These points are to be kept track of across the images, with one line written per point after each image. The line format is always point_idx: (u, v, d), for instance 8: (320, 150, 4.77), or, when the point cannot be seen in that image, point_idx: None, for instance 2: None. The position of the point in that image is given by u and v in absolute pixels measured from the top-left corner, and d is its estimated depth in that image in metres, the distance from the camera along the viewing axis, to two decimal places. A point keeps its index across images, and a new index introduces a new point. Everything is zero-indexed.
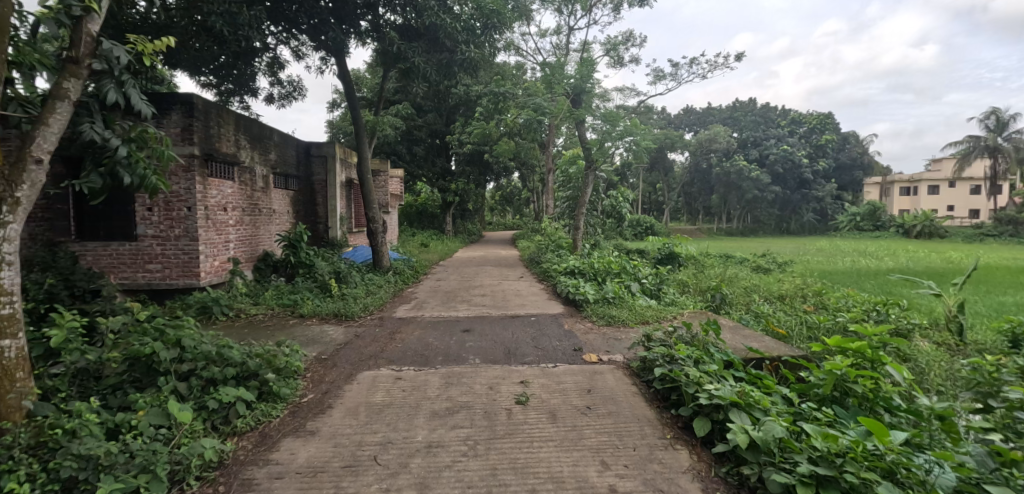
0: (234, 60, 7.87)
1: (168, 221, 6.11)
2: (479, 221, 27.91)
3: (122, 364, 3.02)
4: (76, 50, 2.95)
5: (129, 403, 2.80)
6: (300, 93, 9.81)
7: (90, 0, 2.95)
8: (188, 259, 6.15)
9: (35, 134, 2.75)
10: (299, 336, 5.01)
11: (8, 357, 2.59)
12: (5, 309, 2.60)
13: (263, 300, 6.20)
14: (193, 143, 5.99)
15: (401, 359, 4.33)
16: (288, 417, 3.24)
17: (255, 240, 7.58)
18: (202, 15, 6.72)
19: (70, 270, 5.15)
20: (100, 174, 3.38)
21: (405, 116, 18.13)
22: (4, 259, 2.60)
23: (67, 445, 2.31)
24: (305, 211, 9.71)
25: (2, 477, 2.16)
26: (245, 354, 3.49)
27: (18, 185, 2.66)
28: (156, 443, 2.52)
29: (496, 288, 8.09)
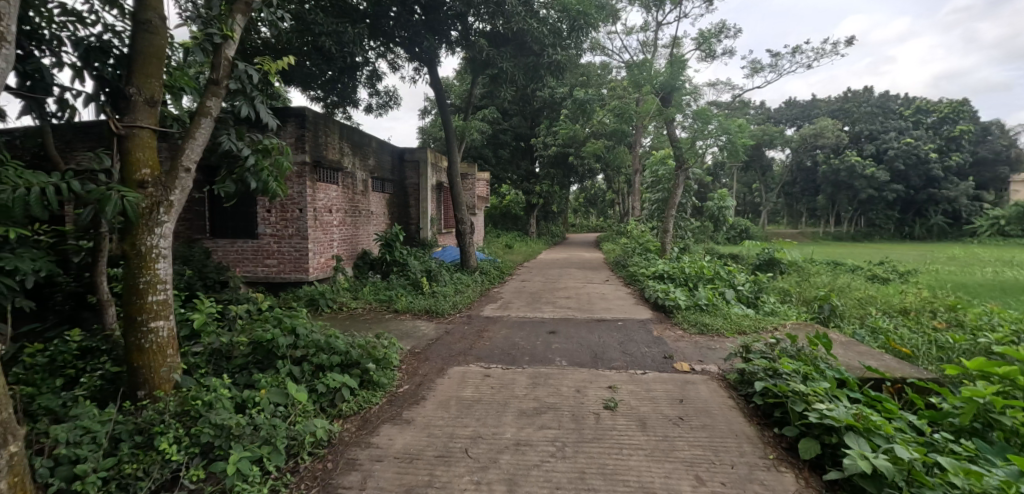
0: (339, 74, 8.58)
1: (283, 221, 6.80)
2: (561, 223, 27.87)
3: (247, 347, 3.40)
4: (217, 72, 3.39)
5: (253, 381, 3.16)
6: (395, 102, 10.44)
7: (229, 29, 3.37)
8: (299, 256, 6.81)
9: (185, 146, 3.19)
10: (394, 330, 5.33)
11: (162, 335, 3.02)
12: (160, 295, 3.02)
13: (361, 295, 6.68)
14: (304, 151, 6.61)
15: (489, 356, 4.44)
16: (386, 405, 3.46)
17: (355, 239, 8.20)
18: (313, 35, 7.44)
19: (205, 264, 5.91)
20: (234, 181, 3.84)
21: (491, 121, 18.60)
22: (160, 253, 3.03)
23: (206, 414, 2.65)
24: (399, 213, 10.32)
25: (157, 438, 2.54)
26: (349, 344, 3.78)
27: (172, 190, 3.11)
28: (276, 419, 2.83)
29: (581, 290, 8.01)
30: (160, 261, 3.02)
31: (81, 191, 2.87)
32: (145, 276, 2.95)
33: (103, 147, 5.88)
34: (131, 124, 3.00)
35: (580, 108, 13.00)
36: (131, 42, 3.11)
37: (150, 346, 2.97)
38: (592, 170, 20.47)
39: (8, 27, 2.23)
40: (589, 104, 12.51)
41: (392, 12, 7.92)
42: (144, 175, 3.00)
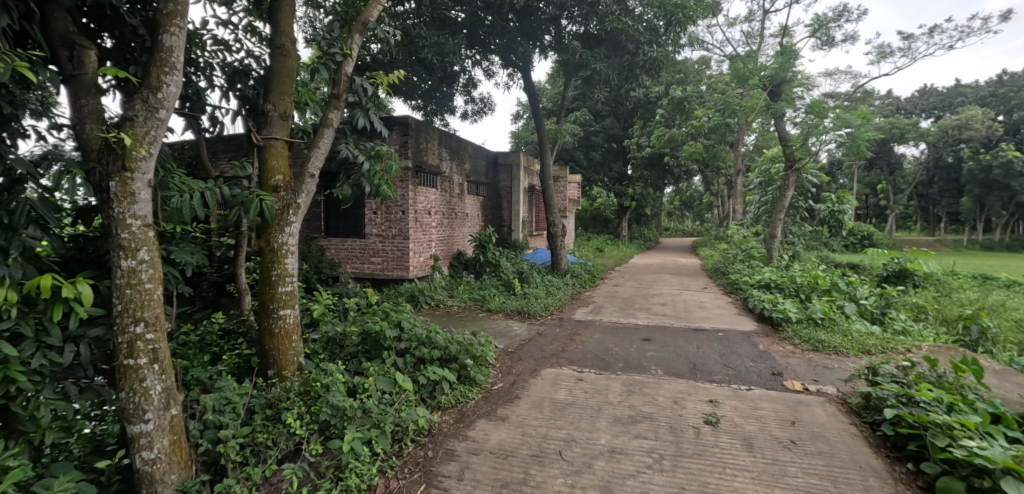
0: (438, 83, 9.06)
1: (388, 222, 7.33)
2: (655, 227, 26.88)
3: (357, 337, 3.70)
4: (338, 87, 3.75)
5: (363, 369, 3.44)
6: (489, 108, 10.78)
7: (348, 48, 3.72)
8: (401, 255, 7.29)
9: (310, 155, 3.57)
10: (489, 328, 5.50)
11: (288, 322, 3.37)
12: (287, 287, 3.38)
13: (457, 293, 6.98)
14: (408, 157, 7.08)
15: (582, 360, 4.42)
16: (482, 401, 3.59)
17: (451, 240, 8.59)
18: (417, 48, 7.93)
19: (321, 260, 6.55)
20: (351, 185, 4.22)
21: (583, 123, 18.47)
22: (288, 249, 3.39)
23: (325, 396, 2.94)
24: (492, 215, 10.63)
25: (284, 413, 2.87)
26: (448, 339, 3.98)
27: (299, 193, 3.46)
28: (383, 405, 3.06)
29: (676, 297, 7.66)
30: (288, 256, 3.39)
31: (229, 195, 3.33)
32: (277, 268, 3.34)
33: (244, 158, 6.76)
34: (268, 136, 3.43)
35: (677, 108, 12.47)
36: (269, 64, 3.56)
37: (279, 331, 3.33)
38: (688, 172, 19.50)
39: (178, 57, 2.66)
40: (687, 103, 11.96)
41: (488, 20, 8.16)
42: (277, 181, 3.43)
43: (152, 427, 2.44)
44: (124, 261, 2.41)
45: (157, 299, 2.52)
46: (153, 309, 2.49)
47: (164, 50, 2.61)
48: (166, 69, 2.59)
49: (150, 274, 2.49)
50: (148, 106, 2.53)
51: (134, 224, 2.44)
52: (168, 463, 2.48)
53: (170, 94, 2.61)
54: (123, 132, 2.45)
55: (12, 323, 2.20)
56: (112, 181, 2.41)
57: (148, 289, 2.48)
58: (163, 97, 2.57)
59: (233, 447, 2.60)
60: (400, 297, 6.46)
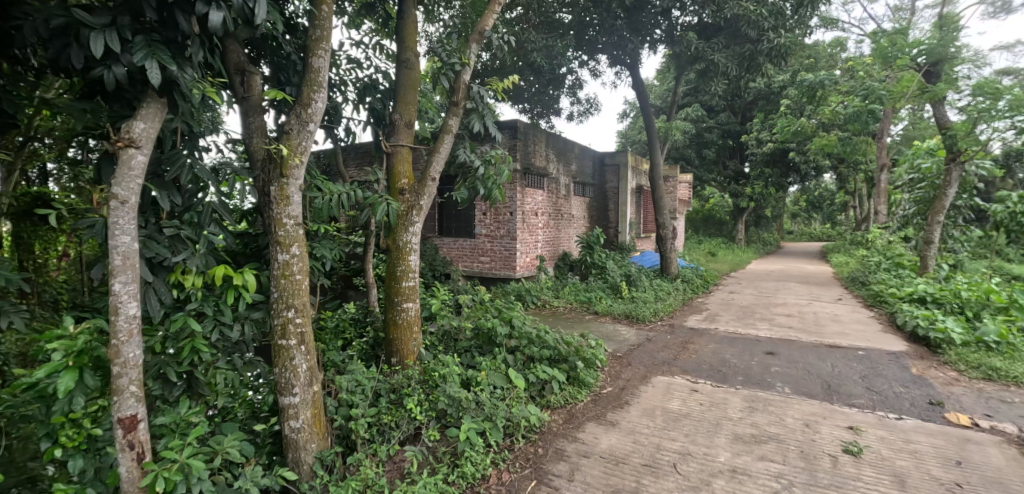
0: (545, 85, 9.19)
1: (497, 223, 7.61)
2: (777, 230, 24.51)
3: (471, 332, 3.88)
4: (456, 95, 3.99)
5: (476, 363, 3.62)
6: (595, 107, 10.67)
7: (466, 58, 3.93)
8: (508, 254, 7.52)
9: (431, 160, 3.83)
10: (596, 331, 5.47)
11: (410, 314, 3.62)
12: (410, 282, 3.64)
13: (562, 295, 7.04)
14: (518, 159, 7.28)
15: (696, 370, 4.21)
16: (591, 403, 3.59)
17: (556, 241, 8.66)
18: (526, 53, 8.14)
19: (437, 258, 7.01)
20: (468, 188, 4.45)
21: (695, 119, 17.42)
22: (411, 247, 3.67)
23: (443, 386, 3.16)
24: (598, 216, 10.52)
25: (407, 398, 3.12)
26: (557, 340, 4.03)
27: (422, 195, 3.73)
28: (494, 399, 3.20)
29: (804, 309, 6.93)
30: (411, 254, 3.67)
31: (363, 197, 3.64)
32: (401, 265, 3.62)
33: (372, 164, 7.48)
34: (395, 144, 3.75)
35: (806, 98, 11.26)
36: (397, 76, 3.89)
37: (402, 322, 3.58)
38: (818, 169, 17.48)
39: (324, 77, 3.02)
40: (821, 91, 10.72)
41: (596, 19, 8.08)
42: (403, 184, 3.75)
43: (298, 400, 2.78)
44: (280, 255, 2.79)
45: (305, 288, 2.88)
46: (301, 297, 2.85)
47: (314, 72, 2.97)
48: (315, 88, 2.96)
49: (300, 266, 2.86)
50: (301, 120, 2.90)
51: (288, 223, 2.81)
52: (310, 432, 2.80)
53: (317, 109, 2.96)
54: (282, 143, 2.83)
55: (196, 303, 2.68)
56: (272, 185, 2.80)
57: (298, 280, 2.84)
58: (312, 112, 2.94)
59: (362, 424, 2.88)
60: (509, 295, 6.67)
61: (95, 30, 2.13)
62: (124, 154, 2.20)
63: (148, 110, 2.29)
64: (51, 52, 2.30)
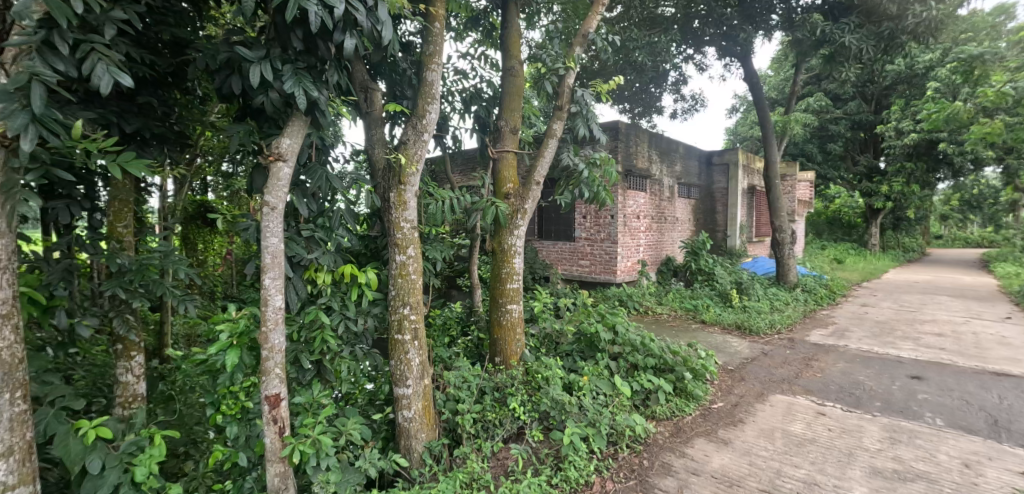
0: (647, 84, 8.91)
1: (597, 226, 7.53)
2: (922, 234, 21.19)
3: (572, 336, 3.88)
4: (561, 100, 4.05)
5: (577, 367, 3.64)
6: (701, 103, 10.11)
7: (570, 62, 3.96)
8: (609, 259, 7.41)
9: (536, 164, 3.91)
10: (705, 341, 5.20)
11: (514, 316, 3.71)
12: (514, 284, 3.73)
13: (666, 302, 6.77)
14: (620, 161, 7.14)
15: (823, 391, 3.82)
16: (700, 418, 3.44)
17: (659, 245, 8.36)
18: (627, 52, 7.99)
19: (538, 261, 7.14)
20: (571, 191, 4.45)
21: (818, 110, 15.72)
22: (515, 249, 3.77)
23: (546, 388, 3.22)
24: (705, 219, 9.95)
25: (510, 397, 3.23)
26: (664, 349, 3.91)
27: (527, 199, 3.83)
28: (597, 405, 3.19)
29: (962, 328, 5.93)
30: (515, 256, 3.77)
31: (471, 203, 3.79)
32: (506, 267, 3.74)
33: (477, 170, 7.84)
34: (501, 150, 3.88)
35: (963, 79, 9.65)
36: (502, 85, 4.02)
37: (506, 323, 3.67)
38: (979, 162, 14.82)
39: (437, 89, 3.21)
40: (983, 69, 9.12)
41: (703, 9, 7.65)
42: (508, 188, 3.86)
43: (411, 391, 2.98)
44: (398, 255, 3.02)
45: (418, 288, 3.09)
46: (415, 296, 3.06)
47: (428, 85, 3.18)
48: (429, 100, 3.16)
49: (414, 267, 3.07)
50: (416, 131, 3.11)
51: (405, 226, 3.03)
52: (420, 422, 2.99)
53: (431, 120, 3.16)
54: (401, 153, 3.06)
55: (327, 297, 2.93)
56: (392, 192, 3.03)
57: (413, 279, 3.05)
58: (426, 122, 3.14)
59: (469, 419, 3.03)
60: (611, 300, 6.57)
61: (253, 62, 2.41)
62: (274, 167, 2.48)
63: (293, 128, 2.56)
64: (216, 81, 2.68)
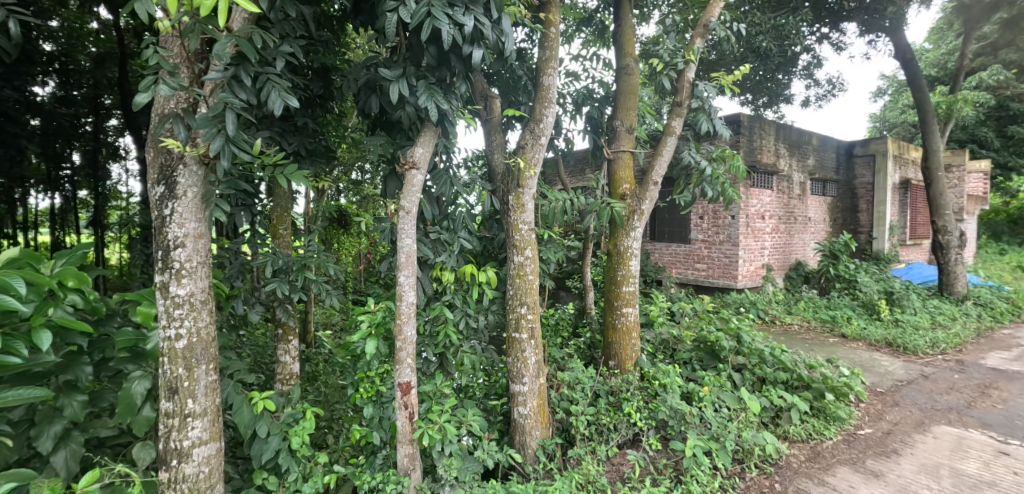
0: (772, 71, 8.17)
1: (715, 228, 7.10)
2: None
3: (691, 343, 3.73)
4: (680, 95, 3.91)
5: (696, 376, 3.51)
6: (838, 87, 9.00)
7: (690, 55, 3.79)
8: (729, 262, 6.94)
9: (653, 163, 3.81)
10: (847, 358, 4.66)
11: (629, 320, 3.64)
12: (630, 287, 3.66)
13: (797, 311, 6.19)
14: (742, 156, 6.64)
15: (1005, 426, 3.25)
16: (843, 445, 3.14)
17: (788, 248, 7.67)
18: (749, 38, 7.40)
19: (651, 264, 6.93)
20: (690, 190, 4.24)
21: (995, 86, 13.13)
22: (631, 251, 3.70)
23: (664, 395, 3.17)
24: (844, 218, 8.87)
25: (625, 402, 3.21)
26: (799, 362, 3.60)
27: (643, 200, 3.75)
28: (719, 419, 3.06)
29: None
30: (631, 258, 3.70)
31: (585, 203, 3.75)
32: (621, 269, 3.68)
33: (587, 172, 7.84)
34: (616, 150, 3.84)
35: None
36: (616, 84, 3.95)
37: (621, 327, 3.61)
38: None
39: (553, 93, 3.26)
40: None
41: None
42: (624, 189, 3.80)
43: (527, 389, 3.07)
44: (517, 256, 3.12)
45: (535, 288, 3.16)
46: (532, 296, 3.14)
47: (544, 90, 3.24)
48: (546, 105, 3.22)
49: (531, 267, 3.15)
50: (534, 135, 3.18)
51: (523, 228, 3.12)
52: (534, 420, 3.07)
53: (548, 124, 3.21)
54: (519, 157, 3.15)
55: (450, 294, 3.11)
56: (510, 195, 3.14)
57: (530, 280, 3.14)
58: (543, 126, 3.20)
59: (582, 421, 3.07)
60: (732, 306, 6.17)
61: (391, 80, 2.63)
62: (409, 175, 2.70)
63: (425, 138, 2.75)
64: (359, 100, 3.00)
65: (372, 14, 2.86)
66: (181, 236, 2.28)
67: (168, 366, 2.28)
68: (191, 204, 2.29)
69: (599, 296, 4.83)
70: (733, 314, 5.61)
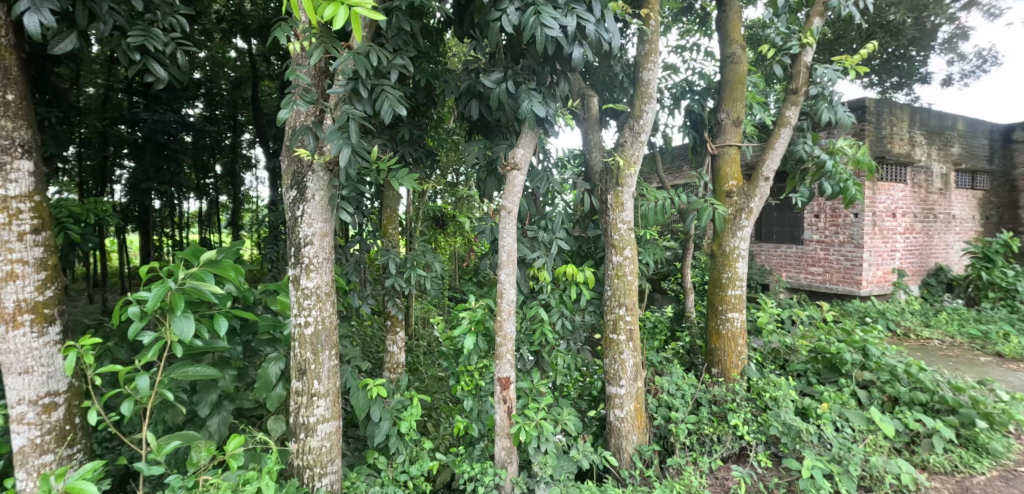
0: (904, 47, 7.19)
1: (834, 227, 6.43)
2: None
3: (807, 354, 3.46)
4: (795, 82, 3.60)
5: (813, 391, 3.24)
6: (992, 61, 7.70)
7: (807, 37, 3.47)
8: (851, 266, 6.25)
9: (765, 159, 3.56)
10: (1006, 380, 4.01)
11: (735, 326, 3.43)
12: (738, 291, 3.47)
13: (936, 324, 5.43)
14: (868, 146, 5.93)
15: None
16: (1000, 483, 2.74)
17: (926, 250, 6.76)
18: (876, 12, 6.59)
19: (758, 267, 6.44)
20: (807, 185, 3.89)
21: None
22: (738, 253, 3.50)
23: (775, 409, 2.98)
24: (999, 216, 7.60)
25: (731, 413, 3.04)
26: (941, 383, 3.18)
27: (753, 198, 3.52)
28: (842, 440, 2.81)
29: None
30: (739, 260, 3.49)
31: (686, 202, 3.58)
32: (728, 272, 3.49)
33: (684, 169, 7.47)
34: (721, 145, 3.63)
35: None
36: (720, 74, 3.71)
37: (726, 333, 3.43)
38: None
39: (653, 88, 3.15)
40: None
41: None
42: (730, 186, 3.58)
43: (624, 392, 3.01)
44: (615, 256, 3.07)
45: (634, 290, 3.09)
46: (631, 297, 3.08)
47: (644, 85, 3.14)
48: (646, 100, 3.12)
49: (631, 268, 3.08)
50: (634, 132, 3.10)
51: (622, 227, 3.06)
52: (631, 424, 3.01)
53: (647, 120, 3.11)
54: (618, 155, 3.10)
55: (546, 293, 3.14)
56: (609, 194, 3.09)
57: (629, 281, 3.07)
58: (643, 123, 3.11)
59: (683, 429, 2.96)
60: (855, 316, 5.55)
61: (494, 84, 2.72)
62: (510, 175, 2.77)
63: (525, 139, 2.80)
64: (460, 105, 3.13)
65: (473, 22, 2.96)
66: (310, 235, 2.53)
67: (298, 350, 2.56)
68: (319, 206, 2.54)
69: (700, 300, 4.59)
70: (857, 324, 5.05)
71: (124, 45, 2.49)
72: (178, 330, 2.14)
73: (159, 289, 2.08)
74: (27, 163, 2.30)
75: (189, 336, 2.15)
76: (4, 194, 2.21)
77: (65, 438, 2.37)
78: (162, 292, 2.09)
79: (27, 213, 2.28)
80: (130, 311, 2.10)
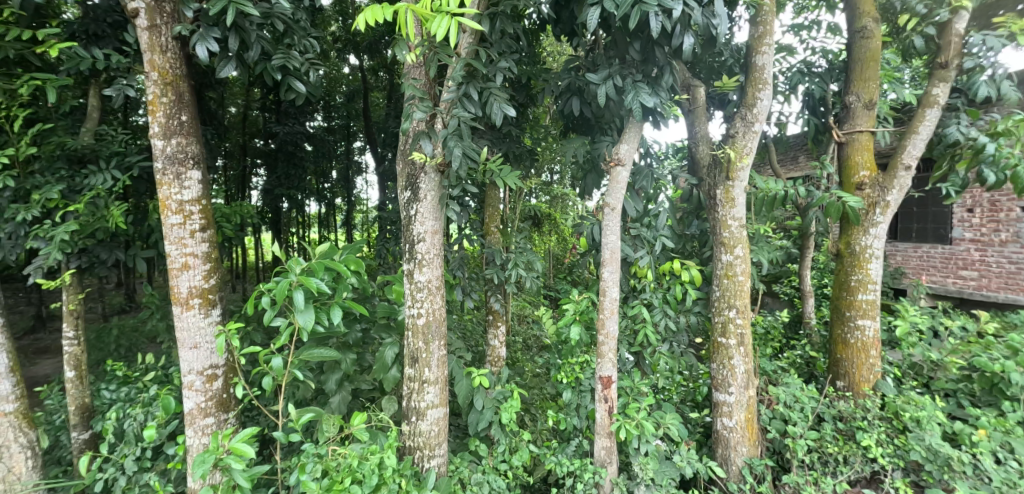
0: None
1: (992, 223, 5.51)
2: None
3: (958, 371, 3.00)
4: (945, 54, 3.12)
5: (968, 416, 2.80)
6: None
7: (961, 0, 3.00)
8: (1016, 271, 5.32)
9: (905, 145, 3.14)
10: None
11: (866, 335, 3.07)
12: (869, 295, 3.10)
13: None
14: None
15: None
16: None
17: None
18: None
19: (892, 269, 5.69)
20: (960, 174, 3.37)
21: None
22: (871, 253, 3.12)
23: (917, 431, 2.63)
24: None
25: (860, 433, 2.74)
26: None
27: (889, 190, 3.12)
28: (1007, 475, 2.41)
29: None
30: (872, 261, 3.12)
31: (807, 196, 3.27)
32: (858, 274, 3.14)
33: (799, 160, 6.84)
34: (851, 132, 3.27)
35: None
36: (848, 52, 3.34)
37: (854, 343, 3.09)
38: None
39: (769, 73, 2.91)
40: None
41: None
42: (861, 177, 3.23)
43: (734, 400, 2.84)
44: (725, 255, 2.90)
45: (746, 291, 2.89)
46: (742, 298, 2.89)
47: (758, 70, 2.92)
48: (760, 86, 2.90)
49: (743, 268, 2.89)
50: (746, 122, 2.89)
51: (733, 225, 2.87)
52: (741, 435, 2.82)
53: (762, 108, 2.89)
54: (728, 147, 2.91)
55: (649, 293, 3.06)
56: (718, 189, 2.93)
57: (740, 281, 2.89)
58: (757, 111, 2.89)
59: (802, 445, 2.72)
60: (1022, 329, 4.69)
61: (596, 80, 2.70)
62: (614, 172, 2.73)
63: (629, 134, 2.75)
64: (560, 102, 3.15)
65: (573, 18, 2.96)
66: (423, 232, 2.71)
67: (412, 339, 2.75)
68: (430, 206, 2.71)
69: (822, 304, 4.17)
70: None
71: (269, 67, 2.86)
72: (301, 321, 2.40)
73: (281, 282, 2.34)
74: (197, 173, 2.74)
75: (311, 325, 2.41)
76: (180, 199, 2.65)
77: (223, 404, 2.78)
78: (286, 285, 2.35)
79: (196, 214, 2.70)
80: (262, 301, 2.40)
